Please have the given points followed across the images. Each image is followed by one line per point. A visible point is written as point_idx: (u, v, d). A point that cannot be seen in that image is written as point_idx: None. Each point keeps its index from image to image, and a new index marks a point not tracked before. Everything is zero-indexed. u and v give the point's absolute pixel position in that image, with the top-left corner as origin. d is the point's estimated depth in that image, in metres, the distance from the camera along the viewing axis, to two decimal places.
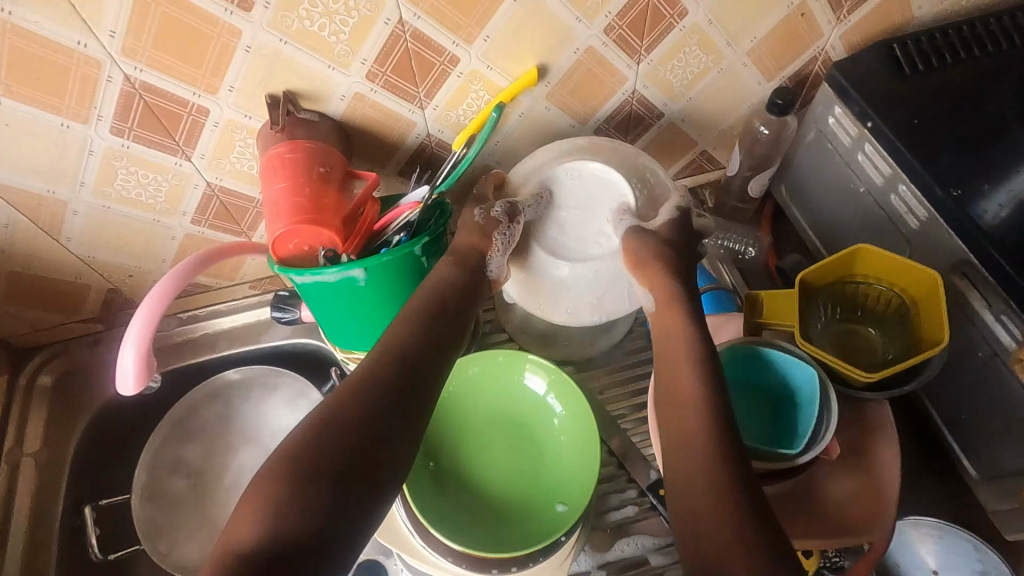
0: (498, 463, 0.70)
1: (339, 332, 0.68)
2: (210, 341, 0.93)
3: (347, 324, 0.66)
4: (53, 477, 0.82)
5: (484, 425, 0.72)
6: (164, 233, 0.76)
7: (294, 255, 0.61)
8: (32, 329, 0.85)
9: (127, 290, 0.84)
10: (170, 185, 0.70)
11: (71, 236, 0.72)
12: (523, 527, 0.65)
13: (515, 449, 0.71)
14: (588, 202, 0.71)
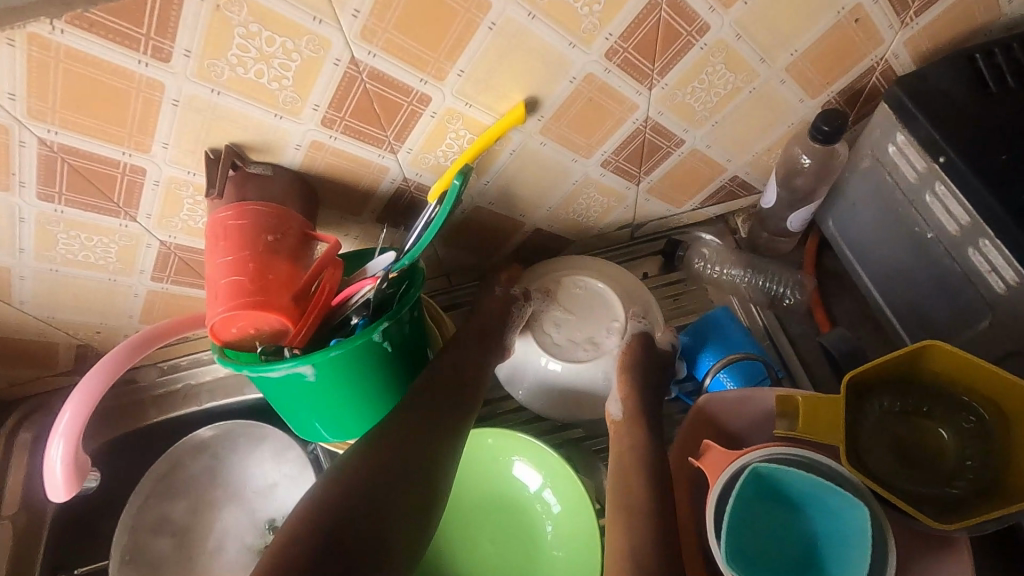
0: (488, 561, 0.64)
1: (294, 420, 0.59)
2: (193, 392, 0.87)
3: (299, 417, 0.56)
4: (31, 542, 0.78)
5: (474, 516, 0.65)
6: (124, 291, 0.70)
7: (241, 340, 0.53)
8: (7, 385, 0.81)
9: (99, 346, 0.78)
10: (120, 246, 0.63)
11: (25, 299, 0.67)
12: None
13: (507, 547, 0.64)
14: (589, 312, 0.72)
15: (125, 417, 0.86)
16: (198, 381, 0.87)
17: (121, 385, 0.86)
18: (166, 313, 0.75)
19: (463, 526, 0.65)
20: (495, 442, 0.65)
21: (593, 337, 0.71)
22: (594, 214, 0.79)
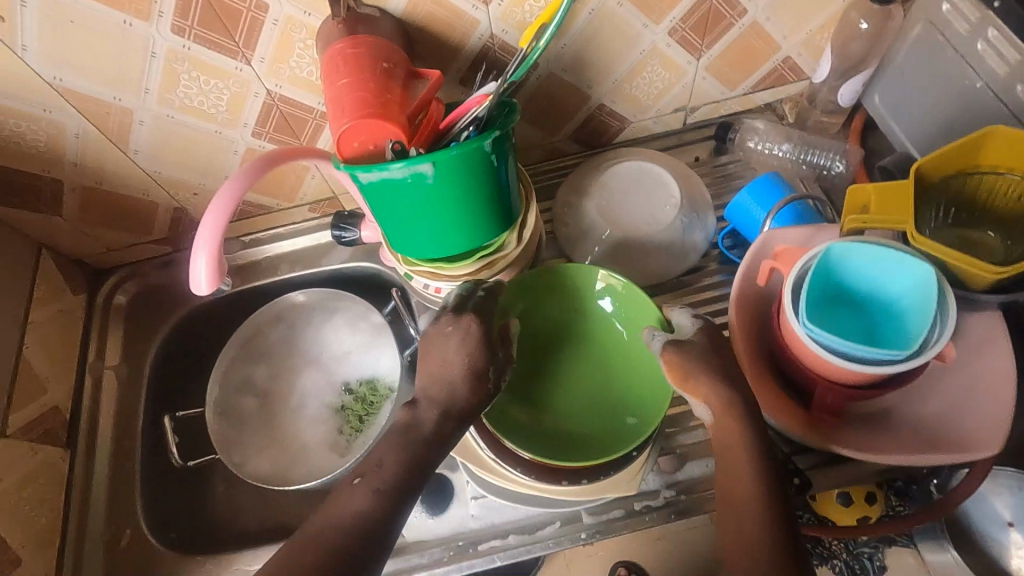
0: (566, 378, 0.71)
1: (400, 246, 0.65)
2: (271, 265, 0.92)
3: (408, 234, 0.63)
4: (133, 390, 0.86)
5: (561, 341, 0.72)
6: (225, 147, 0.75)
7: (359, 154, 0.58)
8: (105, 249, 0.88)
9: (192, 210, 0.85)
10: (231, 92, 0.69)
11: (139, 149, 0.73)
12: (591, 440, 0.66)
13: (586, 365, 0.71)
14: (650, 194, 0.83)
15: None
16: (275, 256, 0.92)
17: None
18: None
19: (541, 349, 0.72)
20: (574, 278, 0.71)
21: (653, 213, 0.81)
22: (654, 92, 0.84)
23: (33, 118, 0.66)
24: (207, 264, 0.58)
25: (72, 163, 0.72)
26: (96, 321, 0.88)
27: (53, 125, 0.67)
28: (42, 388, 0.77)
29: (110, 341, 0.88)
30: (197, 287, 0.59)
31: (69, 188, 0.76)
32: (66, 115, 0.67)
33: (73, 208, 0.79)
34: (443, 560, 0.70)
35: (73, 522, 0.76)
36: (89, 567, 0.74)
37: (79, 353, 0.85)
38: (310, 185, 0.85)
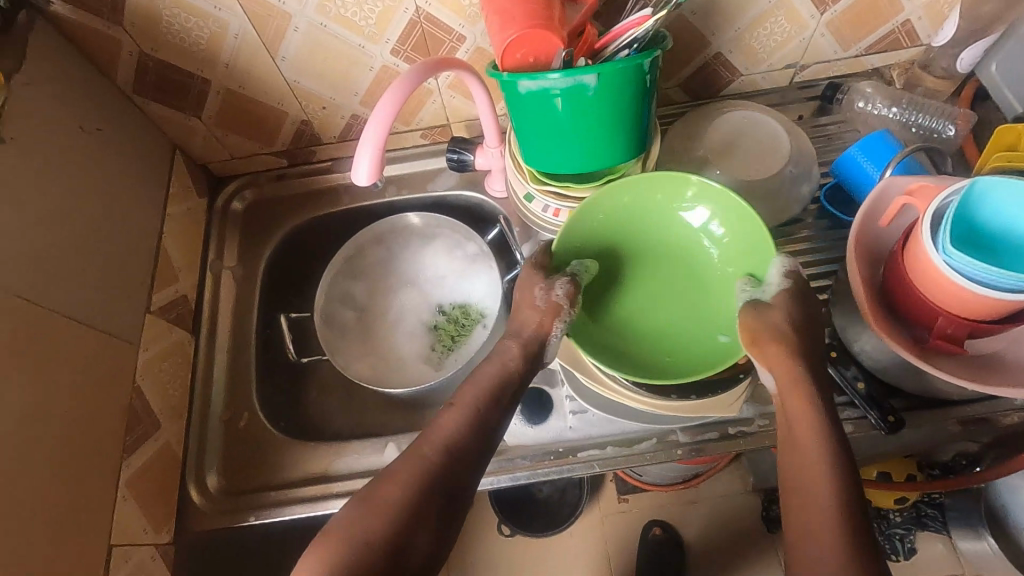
0: (650, 295, 0.75)
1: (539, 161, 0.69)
2: (380, 187, 0.97)
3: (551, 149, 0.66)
4: (249, 290, 0.91)
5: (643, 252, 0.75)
6: (363, 63, 0.79)
7: (518, 67, 0.62)
8: (230, 157, 0.93)
9: (317, 125, 0.89)
10: (384, 6, 0.72)
11: (286, 56, 0.77)
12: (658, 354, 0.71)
13: (672, 284, 0.75)
14: (758, 142, 0.84)
15: (321, 201, 0.97)
16: (384, 178, 0.97)
17: (319, 172, 0.97)
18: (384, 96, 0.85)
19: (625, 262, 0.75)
20: (664, 189, 0.72)
21: (762, 160, 0.83)
22: (771, 45, 0.86)
23: (202, 15, 0.70)
24: (372, 156, 0.62)
25: (223, 64, 0.77)
26: (216, 224, 0.94)
27: (217, 23, 0.71)
28: (176, 277, 0.83)
29: (229, 244, 0.93)
30: (358, 179, 0.63)
31: (215, 90, 0.80)
32: (230, 14, 0.70)
33: (212, 111, 0.84)
34: (543, 464, 0.74)
35: (196, 402, 0.81)
36: (212, 443, 0.80)
37: (201, 252, 0.91)
38: (429, 111, 0.89)
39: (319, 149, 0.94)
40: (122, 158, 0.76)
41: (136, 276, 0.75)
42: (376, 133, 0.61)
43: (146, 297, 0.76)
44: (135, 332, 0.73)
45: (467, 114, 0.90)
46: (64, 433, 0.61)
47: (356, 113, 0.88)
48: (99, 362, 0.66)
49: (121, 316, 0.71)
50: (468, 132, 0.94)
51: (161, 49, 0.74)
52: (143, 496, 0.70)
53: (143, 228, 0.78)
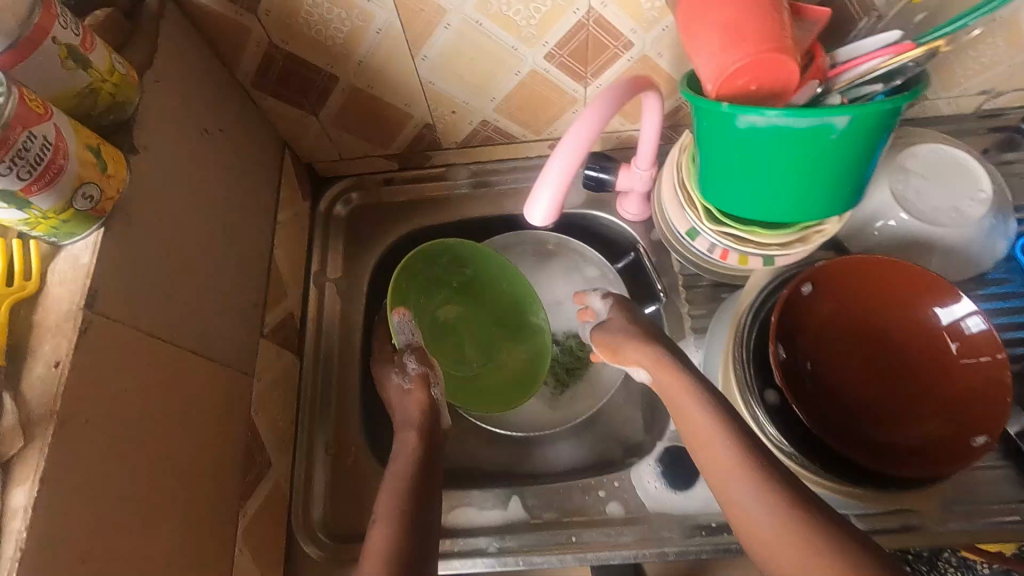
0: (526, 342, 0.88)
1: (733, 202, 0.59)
2: (496, 199, 0.88)
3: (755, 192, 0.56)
4: (353, 306, 0.83)
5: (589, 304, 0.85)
6: (510, 67, 0.70)
7: (736, 95, 0.52)
8: (339, 158, 0.84)
9: (441, 129, 0.80)
10: (554, 5, 0.62)
11: (428, 56, 0.67)
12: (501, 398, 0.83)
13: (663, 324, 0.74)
14: (955, 184, 0.72)
15: (431, 210, 0.89)
16: (501, 189, 0.89)
17: (431, 178, 0.88)
18: (523, 103, 0.75)
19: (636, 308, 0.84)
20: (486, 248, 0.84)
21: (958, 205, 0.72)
22: (973, 69, 0.74)
23: (347, 6, 0.60)
24: (552, 202, 0.53)
25: (357, 61, 0.67)
26: (319, 230, 0.86)
27: (362, 16, 0.62)
28: (284, 294, 0.75)
29: (332, 252, 0.85)
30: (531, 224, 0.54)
31: (341, 88, 0.71)
32: (379, 6, 0.61)
33: (333, 109, 0.75)
34: (545, 517, 0.69)
35: (302, 433, 0.74)
36: (319, 479, 0.73)
37: (305, 261, 0.83)
38: (566, 121, 0.79)
39: (435, 153, 0.85)
40: (242, 163, 0.68)
41: (251, 297, 0.67)
42: (561, 180, 0.52)
43: (260, 319, 0.69)
44: (250, 361, 0.65)
45: (607, 126, 0.80)
46: (193, 484, 0.54)
47: (487, 119, 0.78)
48: (223, 399, 0.59)
49: (239, 344, 0.64)
50: (601, 145, 0.84)
51: (293, 42, 0.64)
52: (258, 543, 0.63)
53: (259, 241, 0.70)
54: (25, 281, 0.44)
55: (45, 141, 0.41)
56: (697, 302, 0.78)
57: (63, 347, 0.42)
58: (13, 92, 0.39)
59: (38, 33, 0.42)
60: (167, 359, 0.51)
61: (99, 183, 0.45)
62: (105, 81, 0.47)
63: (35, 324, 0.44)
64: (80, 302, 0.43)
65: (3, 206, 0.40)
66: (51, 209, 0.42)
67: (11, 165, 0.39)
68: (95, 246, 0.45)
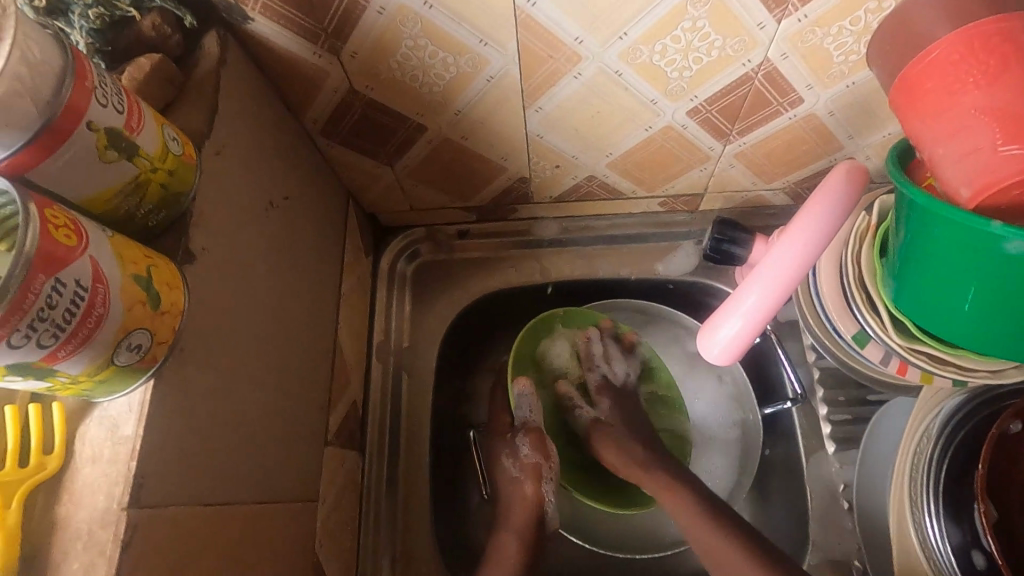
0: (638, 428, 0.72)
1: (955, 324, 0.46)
2: (588, 259, 0.75)
3: (995, 319, 0.43)
4: (422, 385, 0.70)
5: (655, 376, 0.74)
6: (639, 121, 0.56)
7: (1002, 205, 0.38)
8: (409, 208, 0.71)
9: (536, 183, 0.67)
10: (719, 55, 0.48)
11: (544, 107, 0.54)
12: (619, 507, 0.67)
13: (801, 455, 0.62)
14: None
15: (512, 269, 0.75)
16: (595, 248, 0.75)
17: (514, 232, 0.75)
18: (643, 160, 0.62)
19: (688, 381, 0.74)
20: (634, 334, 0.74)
21: None
22: None
23: (458, 50, 0.47)
24: (736, 344, 0.48)
25: (454, 111, 0.54)
26: (382, 291, 0.73)
27: (473, 62, 0.48)
28: (347, 380, 0.63)
29: (396, 318, 0.72)
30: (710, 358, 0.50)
31: (427, 138, 0.58)
32: (497, 51, 0.47)
33: (412, 159, 0.61)
34: None
35: (365, 548, 0.62)
36: None
37: (366, 331, 0.70)
38: (688, 179, 0.66)
39: (523, 207, 0.71)
40: (306, 232, 0.55)
41: (314, 399, 0.55)
42: (744, 326, 0.46)
43: (324, 423, 0.56)
44: (314, 483, 0.53)
45: (736, 186, 0.67)
46: None
47: (595, 174, 0.65)
48: (288, 547, 0.47)
49: (303, 466, 0.51)
50: (720, 204, 0.70)
51: (379, 88, 0.51)
52: None
53: (323, 325, 0.58)
54: (44, 458, 0.32)
55: (78, 286, 0.28)
56: (838, 404, 0.64)
57: (100, 572, 0.30)
58: (33, 218, 0.26)
59: (69, 118, 0.29)
60: (226, 528, 0.39)
61: (150, 325, 0.32)
62: (155, 170, 0.34)
63: (58, 522, 0.32)
64: (122, 497, 0.31)
65: (17, 378, 0.28)
66: (84, 372, 0.30)
67: (29, 330, 0.26)
68: (141, 408, 0.33)
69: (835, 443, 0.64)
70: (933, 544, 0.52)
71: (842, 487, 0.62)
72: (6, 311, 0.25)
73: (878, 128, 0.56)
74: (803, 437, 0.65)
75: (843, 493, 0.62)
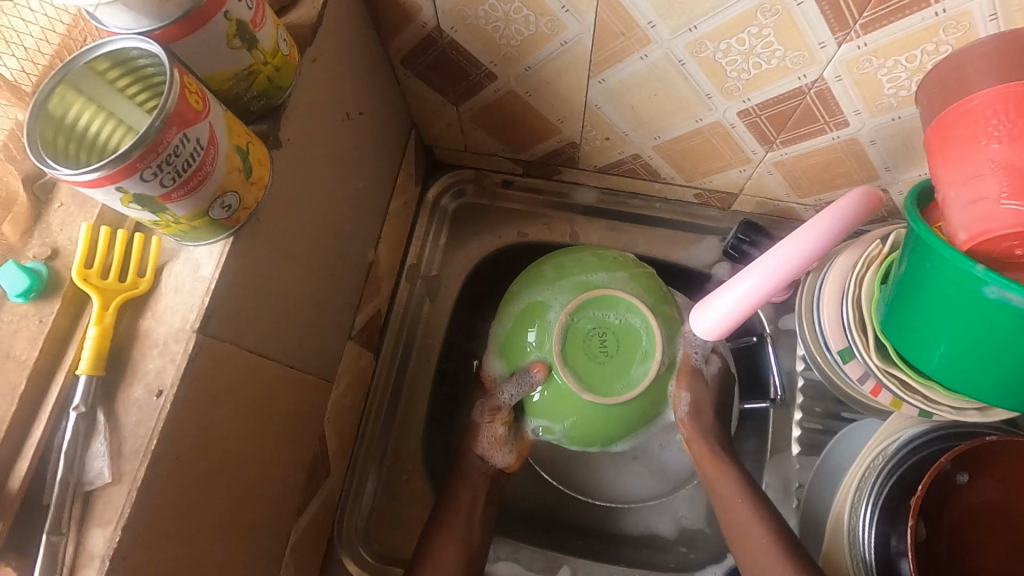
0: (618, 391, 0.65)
1: (928, 353, 0.50)
2: (617, 233, 0.80)
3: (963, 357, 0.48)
4: (440, 311, 0.77)
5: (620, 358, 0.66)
6: (692, 112, 0.60)
7: (992, 254, 0.42)
8: (464, 148, 0.76)
9: (585, 150, 0.71)
10: (778, 64, 0.51)
11: (607, 80, 0.58)
12: (607, 418, 0.64)
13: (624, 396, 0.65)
14: None
15: (544, 227, 0.81)
16: (624, 223, 0.80)
17: (554, 193, 0.80)
18: (687, 149, 0.66)
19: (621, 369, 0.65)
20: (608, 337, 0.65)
21: None
22: None
23: (541, 11, 0.51)
24: (723, 324, 0.51)
25: (525, 66, 0.59)
26: (423, 220, 0.79)
27: (552, 25, 0.52)
28: (376, 290, 0.69)
29: (431, 247, 0.79)
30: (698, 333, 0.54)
31: (495, 87, 0.63)
32: (576, 19, 0.51)
33: (477, 104, 0.66)
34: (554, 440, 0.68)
35: (362, 437, 0.70)
36: (370, 490, 0.69)
37: (402, 252, 0.77)
38: (726, 177, 0.69)
39: (567, 170, 0.76)
40: (370, 149, 0.61)
41: (348, 297, 0.62)
42: (731, 311, 0.50)
43: (351, 319, 0.64)
44: (332, 367, 0.60)
45: (770, 193, 0.70)
46: (261, 503, 0.50)
47: (640, 153, 0.69)
48: (302, 409, 0.55)
49: (328, 348, 0.58)
50: (751, 208, 0.74)
51: (462, 31, 0.55)
52: (303, 554, 0.60)
53: (367, 235, 0.64)
54: (138, 279, 0.39)
55: (197, 144, 0.34)
56: (814, 413, 0.69)
57: (169, 374, 0.37)
58: (175, 82, 0.32)
59: (212, 5, 0.35)
60: (260, 379, 0.46)
61: (240, 191, 0.39)
62: (265, 63, 0.40)
63: (141, 332, 0.39)
64: (194, 322, 0.38)
65: (136, 208, 0.35)
66: (185, 216, 0.37)
67: (156, 170, 0.33)
68: (220, 257, 0.40)
69: (802, 446, 0.69)
70: (858, 534, 0.58)
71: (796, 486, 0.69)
72: (143, 151, 0.32)
73: (914, 165, 0.59)
74: (774, 436, 0.70)
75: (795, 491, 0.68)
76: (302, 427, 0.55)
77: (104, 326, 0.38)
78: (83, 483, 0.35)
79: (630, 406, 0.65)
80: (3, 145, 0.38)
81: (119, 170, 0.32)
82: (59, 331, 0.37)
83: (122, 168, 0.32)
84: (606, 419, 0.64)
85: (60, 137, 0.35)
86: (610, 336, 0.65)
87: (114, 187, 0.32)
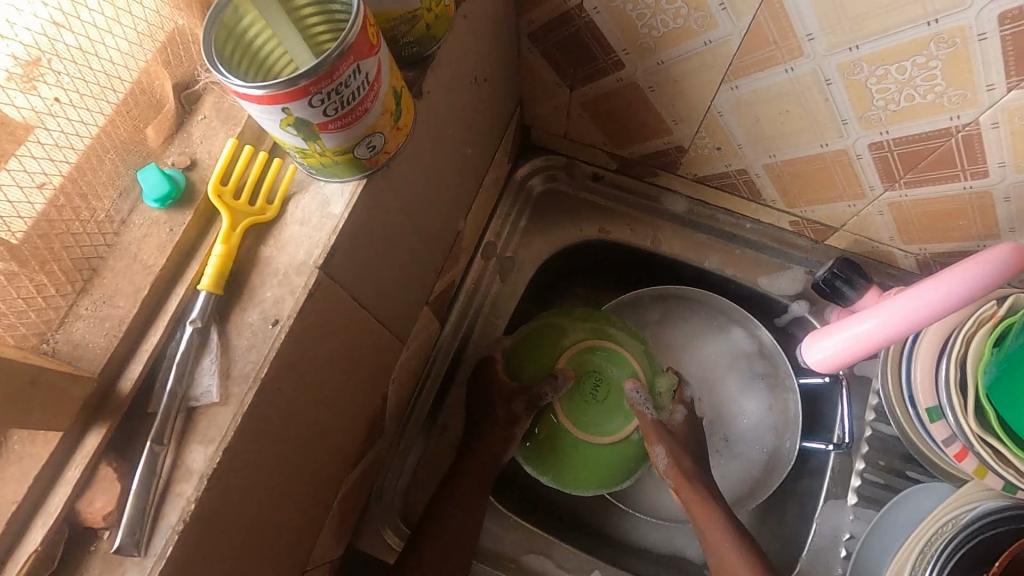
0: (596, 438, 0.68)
1: None
2: (699, 246, 0.78)
3: None
4: (509, 292, 0.76)
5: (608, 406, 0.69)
6: (820, 135, 0.57)
7: None
8: (563, 134, 0.75)
9: (689, 157, 0.69)
10: (933, 100, 0.49)
11: (740, 87, 0.56)
12: (577, 461, 0.67)
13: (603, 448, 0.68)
14: None
15: (627, 227, 0.78)
16: (708, 238, 0.78)
17: (643, 195, 0.78)
18: (801, 173, 0.63)
19: (600, 418, 0.68)
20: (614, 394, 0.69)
21: None
22: None
23: (696, 5, 0.49)
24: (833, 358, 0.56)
25: (658, 60, 0.57)
26: (507, 199, 0.78)
27: (703, 21, 0.50)
28: (456, 260, 0.69)
29: (510, 227, 0.78)
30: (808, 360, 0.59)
31: (619, 76, 0.61)
32: (730, 18, 0.49)
33: (593, 90, 0.65)
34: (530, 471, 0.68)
35: (415, 405, 0.69)
36: (413, 458, 0.69)
37: (482, 227, 0.75)
38: (831, 209, 0.67)
39: (663, 173, 0.74)
40: (483, 116, 0.60)
41: (433, 263, 0.61)
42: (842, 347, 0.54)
43: (430, 285, 0.63)
44: (407, 329, 0.60)
45: (874, 234, 0.67)
46: (328, 451, 0.49)
47: (748, 170, 0.67)
48: (379, 367, 0.54)
49: (408, 310, 0.58)
50: (846, 245, 0.71)
51: (604, 13, 0.54)
52: (344, 509, 0.60)
53: (461, 203, 0.63)
54: (266, 205, 0.39)
55: (365, 79, 0.33)
56: (877, 466, 0.67)
57: (287, 305, 0.37)
58: (361, 13, 0.32)
59: None
60: (355, 327, 0.46)
61: (386, 134, 0.38)
62: (429, 10, 0.39)
63: (261, 259, 0.38)
64: (318, 257, 0.38)
65: (292, 133, 0.34)
66: (332, 149, 0.36)
67: (325, 98, 0.32)
68: (351, 197, 0.39)
69: (859, 497, 0.67)
70: None
71: (846, 537, 0.66)
72: (320, 77, 0.31)
73: None
74: (831, 482, 0.68)
75: (845, 542, 0.66)
76: (373, 384, 0.54)
77: (230, 245, 0.37)
78: (190, 398, 0.35)
79: (603, 454, 0.68)
80: (162, 48, 0.38)
81: (293, 92, 0.31)
82: (186, 242, 0.37)
83: (296, 90, 0.31)
84: (575, 461, 0.67)
85: (229, 43, 0.34)
86: (603, 386, 0.69)
87: (281, 108, 0.32)
